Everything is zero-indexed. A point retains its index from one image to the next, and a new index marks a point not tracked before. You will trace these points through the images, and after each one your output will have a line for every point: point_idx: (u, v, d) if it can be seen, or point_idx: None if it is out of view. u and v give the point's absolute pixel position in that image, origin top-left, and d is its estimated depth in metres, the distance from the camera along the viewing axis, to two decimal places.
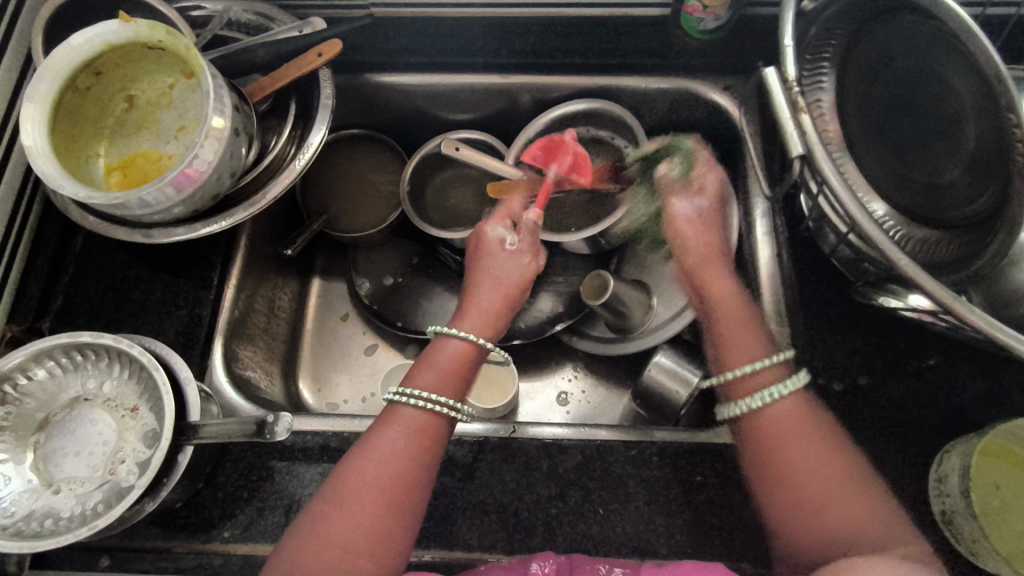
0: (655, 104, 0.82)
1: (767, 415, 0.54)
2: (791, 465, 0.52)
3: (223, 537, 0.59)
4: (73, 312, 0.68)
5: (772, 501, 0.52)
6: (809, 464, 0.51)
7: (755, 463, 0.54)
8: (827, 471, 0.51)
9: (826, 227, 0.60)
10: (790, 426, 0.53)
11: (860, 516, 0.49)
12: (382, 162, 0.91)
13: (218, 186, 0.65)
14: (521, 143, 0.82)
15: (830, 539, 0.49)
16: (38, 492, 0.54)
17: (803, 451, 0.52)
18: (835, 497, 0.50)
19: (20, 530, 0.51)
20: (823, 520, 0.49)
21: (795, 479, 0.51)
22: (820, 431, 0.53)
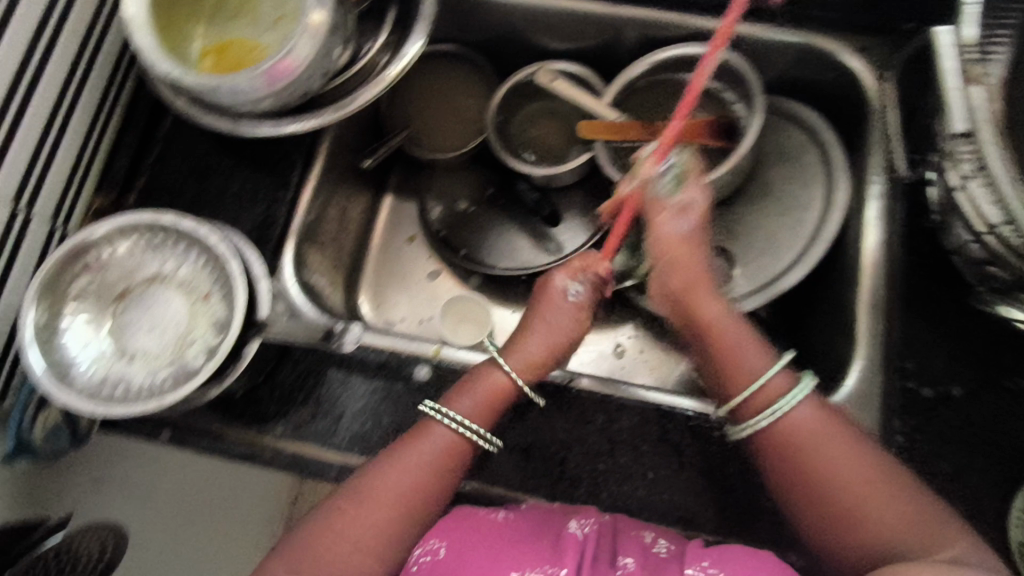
0: (777, 58, 0.74)
1: (786, 420, 0.51)
2: (819, 472, 0.50)
3: (276, 433, 0.60)
4: (154, 192, 0.68)
5: (803, 504, 0.50)
6: (842, 469, 0.49)
7: (776, 475, 0.52)
8: (867, 474, 0.49)
9: (956, 222, 0.54)
10: (814, 430, 0.51)
11: (905, 517, 0.47)
12: (472, 84, 0.88)
13: (308, 84, 0.62)
14: (621, 84, 0.77)
15: (872, 541, 0.48)
16: (112, 360, 0.56)
17: (836, 458, 0.50)
18: (878, 503, 0.48)
19: (95, 393, 0.54)
20: (867, 523, 0.48)
21: (830, 486, 0.49)
22: (842, 429, 0.51)
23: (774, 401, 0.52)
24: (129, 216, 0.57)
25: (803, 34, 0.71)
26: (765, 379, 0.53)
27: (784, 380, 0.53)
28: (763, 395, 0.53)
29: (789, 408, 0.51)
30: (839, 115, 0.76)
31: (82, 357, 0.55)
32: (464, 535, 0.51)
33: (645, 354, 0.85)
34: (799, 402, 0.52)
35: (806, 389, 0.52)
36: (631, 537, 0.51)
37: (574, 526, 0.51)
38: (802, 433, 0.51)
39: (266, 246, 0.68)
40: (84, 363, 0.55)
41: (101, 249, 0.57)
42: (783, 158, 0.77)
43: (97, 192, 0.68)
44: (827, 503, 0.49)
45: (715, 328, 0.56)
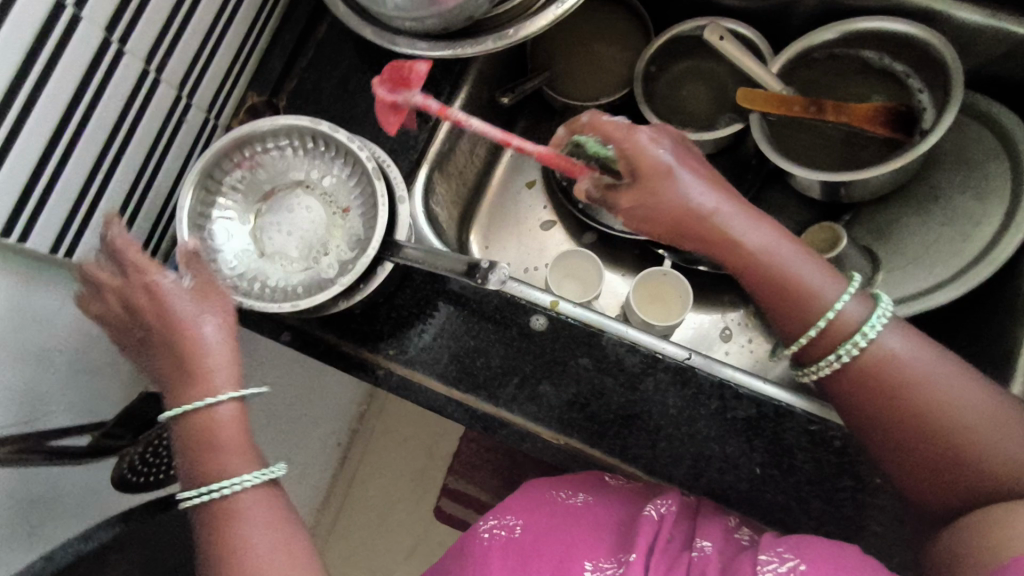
0: (985, 46, 0.66)
1: (876, 353, 0.47)
2: (927, 409, 0.45)
3: (387, 354, 0.61)
4: (303, 98, 0.69)
5: (894, 441, 0.47)
6: (953, 403, 0.45)
7: (869, 414, 0.48)
8: (981, 407, 0.45)
9: None
10: (922, 364, 0.46)
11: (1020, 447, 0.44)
12: (625, 33, 0.84)
13: (475, 9, 0.60)
14: (794, 51, 0.71)
15: (983, 477, 0.44)
16: (254, 255, 0.60)
17: (943, 386, 0.45)
18: (993, 438, 0.44)
19: (237, 284, 0.58)
20: (977, 458, 0.44)
21: (926, 418, 0.45)
22: (943, 355, 0.47)
23: (843, 343, 0.47)
24: (283, 119, 0.58)
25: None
26: (838, 314, 0.47)
27: (864, 310, 0.47)
28: (834, 333, 0.48)
29: (874, 334, 0.47)
30: None
31: (226, 248, 0.59)
32: (541, 517, 0.54)
33: (752, 344, 0.80)
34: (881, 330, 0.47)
35: (885, 313, 0.47)
36: (713, 522, 0.51)
37: (650, 507, 0.52)
38: (910, 367, 0.46)
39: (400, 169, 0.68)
40: (231, 256, 0.59)
41: (253, 149, 0.60)
42: (962, 161, 0.69)
43: (250, 90, 0.69)
44: (936, 444, 0.45)
45: (763, 263, 0.49)
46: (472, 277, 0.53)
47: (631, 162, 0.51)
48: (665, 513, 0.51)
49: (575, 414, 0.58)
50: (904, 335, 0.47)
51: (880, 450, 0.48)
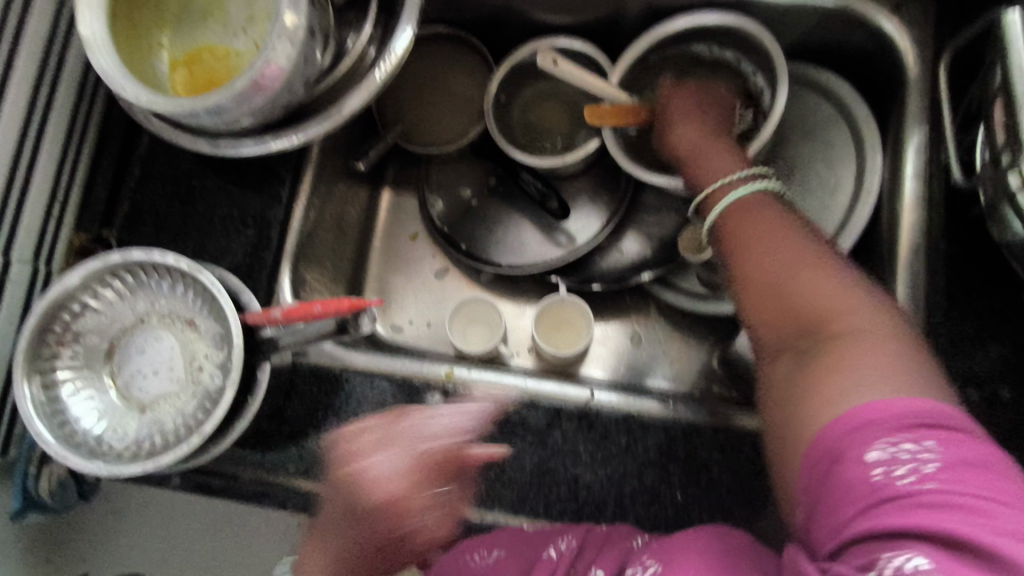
0: (798, 22, 0.68)
1: (740, 211, 0.49)
2: (768, 267, 0.45)
3: (288, 471, 0.58)
4: (137, 220, 0.64)
5: (748, 291, 0.46)
6: (783, 262, 0.45)
7: (729, 275, 0.48)
8: (795, 257, 0.45)
9: (1008, 212, 0.49)
10: (763, 224, 0.47)
11: (839, 298, 0.42)
12: (469, 67, 0.81)
13: (289, 97, 0.57)
14: (630, 60, 0.70)
15: (790, 320, 0.43)
16: (130, 416, 0.52)
17: (777, 246, 0.46)
18: (791, 283, 0.44)
19: (137, 453, 0.50)
20: (803, 309, 0.43)
21: (761, 270, 0.45)
22: (805, 234, 0.46)
23: (732, 216, 0.50)
24: (95, 263, 0.50)
25: None
26: (737, 197, 0.50)
27: (763, 203, 0.49)
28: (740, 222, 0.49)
29: (743, 198, 0.50)
30: (869, 84, 0.69)
31: (97, 429, 0.51)
32: None
33: (664, 345, 0.80)
34: (753, 197, 0.50)
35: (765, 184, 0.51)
36: (615, 547, 0.49)
37: (550, 547, 0.51)
38: (748, 218, 0.48)
39: (259, 272, 0.64)
40: (112, 430, 0.51)
41: (66, 317, 0.51)
42: (807, 134, 0.71)
43: (78, 226, 0.64)
44: (756, 297, 0.45)
45: (709, 171, 0.60)
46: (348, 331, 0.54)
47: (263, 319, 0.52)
48: (567, 548, 0.50)
49: (493, 483, 0.57)
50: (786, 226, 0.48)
51: (743, 316, 0.47)
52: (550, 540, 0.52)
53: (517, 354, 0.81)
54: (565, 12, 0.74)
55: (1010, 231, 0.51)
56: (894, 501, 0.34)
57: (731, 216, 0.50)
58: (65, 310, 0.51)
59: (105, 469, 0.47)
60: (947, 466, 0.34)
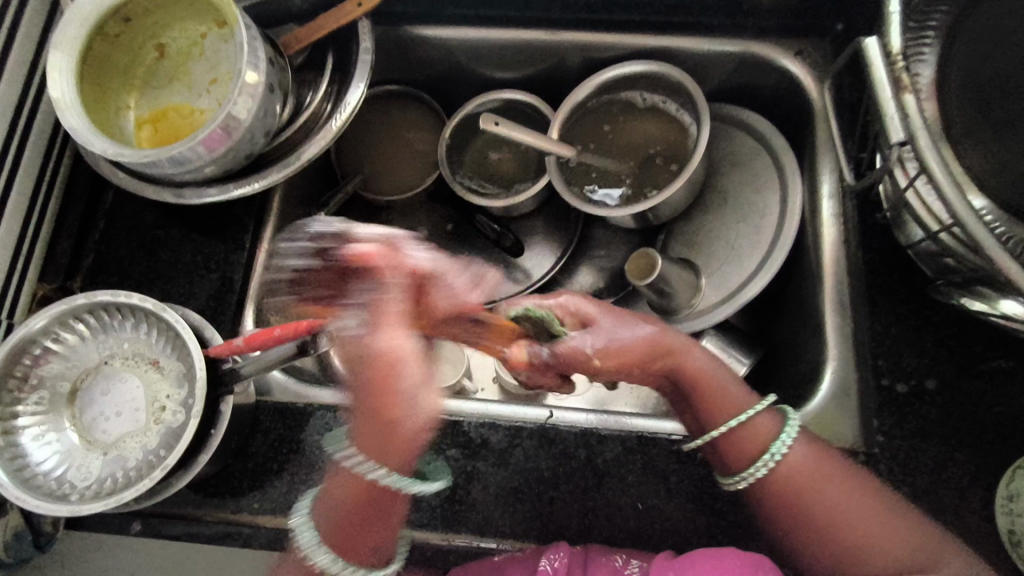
0: (718, 67, 0.76)
1: (784, 465, 0.52)
2: (831, 521, 0.51)
3: (253, 508, 0.59)
4: (103, 270, 0.66)
5: (800, 537, 0.52)
6: (851, 516, 0.50)
7: (785, 522, 0.52)
8: (857, 507, 0.51)
9: (908, 217, 0.55)
10: (814, 471, 0.52)
11: (906, 547, 0.49)
12: (423, 120, 0.87)
13: (251, 145, 0.61)
14: (570, 107, 0.77)
15: (894, 571, 0.49)
16: (93, 455, 0.52)
17: (835, 495, 0.51)
18: (875, 534, 0.50)
19: (98, 491, 0.50)
20: (865, 549, 0.50)
21: (829, 522, 0.51)
22: (853, 471, 0.53)
23: (765, 450, 0.53)
24: (58, 307, 0.52)
25: (743, 43, 0.72)
26: (749, 416, 0.54)
27: (803, 450, 0.53)
28: (749, 441, 0.54)
29: (784, 451, 0.53)
30: (786, 118, 0.77)
31: (59, 468, 0.51)
32: None
33: None
34: (793, 440, 0.53)
35: (795, 426, 0.54)
36: (602, 563, 0.53)
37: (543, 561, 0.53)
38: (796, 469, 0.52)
39: (224, 315, 0.66)
40: (75, 468, 0.52)
41: (29, 361, 0.52)
42: (734, 165, 0.78)
43: (42, 279, 0.65)
44: (822, 534, 0.51)
45: (702, 373, 0.56)
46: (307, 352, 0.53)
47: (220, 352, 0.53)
48: (559, 565, 0.52)
49: (457, 506, 0.58)
50: (807, 448, 0.53)
51: (789, 542, 0.52)
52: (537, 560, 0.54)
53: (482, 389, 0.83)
54: (509, 67, 0.81)
55: (913, 234, 0.56)
56: None
57: (772, 474, 0.52)
58: (28, 353, 0.52)
59: (67, 506, 0.48)
60: None
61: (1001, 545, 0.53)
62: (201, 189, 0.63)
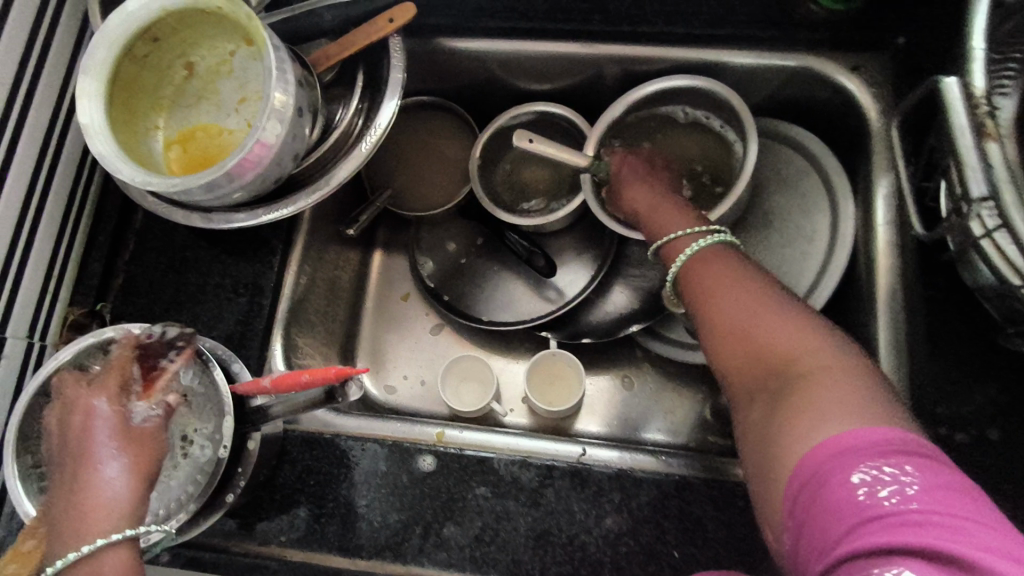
0: (767, 81, 0.71)
1: (698, 262, 0.54)
2: (757, 335, 0.45)
3: (279, 541, 0.58)
4: (133, 292, 0.65)
5: (732, 364, 0.46)
6: (738, 310, 0.47)
7: (709, 336, 0.49)
8: (761, 313, 0.46)
9: (977, 257, 0.51)
10: (717, 278, 0.51)
11: (795, 333, 0.43)
12: (454, 132, 0.84)
13: (279, 170, 0.59)
14: (608, 123, 0.74)
15: (767, 365, 0.43)
16: None
17: (739, 296, 0.48)
18: (776, 330, 0.44)
19: None
20: (771, 358, 0.43)
21: (749, 334, 0.45)
22: (761, 277, 0.50)
23: None
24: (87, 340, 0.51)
25: (795, 57, 0.68)
26: None
27: (711, 257, 0.53)
28: None
29: (696, 254, 0.55)
30: (839, 136, 0.72)
31: None
32: None
33: (657, 395, 0.80)
34: None
35: (705, 241, 0.55)
36: None
37: None
38: None
39: (252, 339, 0.65)
40: None
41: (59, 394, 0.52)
42: (780, 186, 0.74)
43: (73, 301, 0.65)
44: (712, 319, 0.49)
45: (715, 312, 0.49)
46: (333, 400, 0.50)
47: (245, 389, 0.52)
48: None
49: (485, 547, 0.56)
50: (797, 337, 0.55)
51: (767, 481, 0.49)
52: None
53: (511, 411, 0.81)
54: (545, 79, 0.78)
55: (983, 275, 0.52)
56: (882, 521, 0.32)
57: None
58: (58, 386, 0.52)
59: None
60: (927, 489, 0.32)
61: None
62: (230, 213, 0.62)
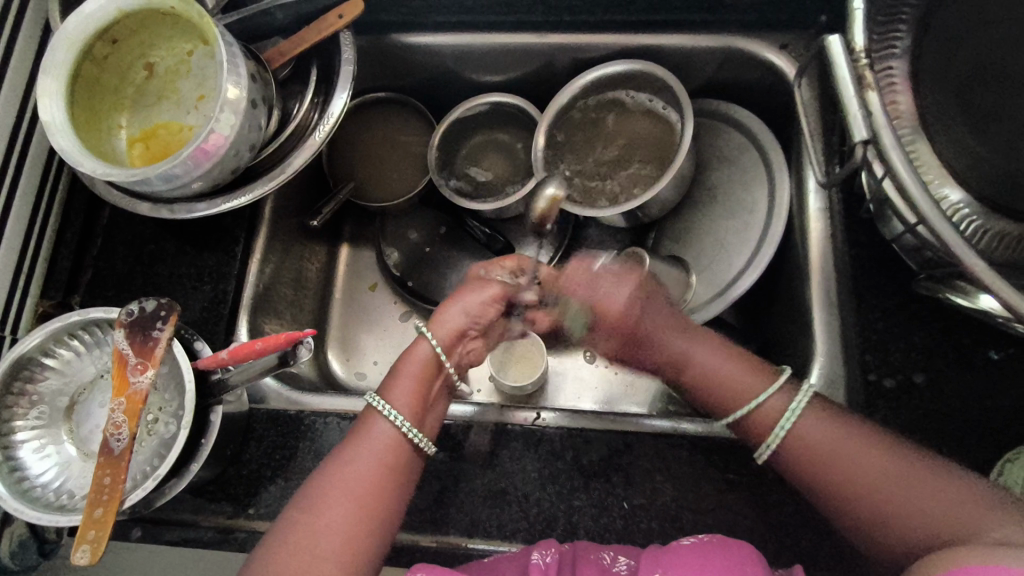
0: (703, 64, 0.75)
1: (795, 434, 0.52)
2: (893, 514, 0.47)
3: (248, 513, 0.60)
4: (102, 285, 0.68)
5: (865, 542, 0.48)
6: (878, 483, 0.48)
7: (830, 520, 0.50)
8: (898, 488, 0.47)
9: (889, 212, 0.54)
10: (827, 439, 0.51)
11: (943, 509, 0.45)
12: (413, 126, 0.88)
13: (237, 159, 0.63)
14: (555, 109, 0.77)
15: (918, 537, 0.45)
16: (87, 466, 0.54)
17: (864, 472, 0.49)
18: (916, 507, 0.46)
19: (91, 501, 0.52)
20: (905, 519, 0.46)
21: (889, 513, 0.47)
22: (879, 440, 0.50)
23: (774, 426, 0.53)
24: (53, 324, 0.54)
25: (726, 39, 0.72)
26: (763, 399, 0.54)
27: (813, 419, 0.52)
28: (762, 419, 0.54)
29: (795, 422, 0.52)
30: (775, 113, 0.76)
31: (57, 480, 0.53)
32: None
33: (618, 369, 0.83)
34: (802, 414, 0.52)
35: (804, 398, 0.53)
36: (591, 561, 0.52)
37: (535, 555, 0.52)
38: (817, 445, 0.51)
39: (217, 325, 0.67)
40: (72, 479, 0.53)
41: (27, 377, 0.54)
42: (723, 162, 0.78)
43: (43, 295, 0.67)
44: (841, 497, 0.49)
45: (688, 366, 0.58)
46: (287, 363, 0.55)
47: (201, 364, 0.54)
48: (550, 560, 0.51)
49: (444, 508, 0.59)
50: (819, 414, 0.52)
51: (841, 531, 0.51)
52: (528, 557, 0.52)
53: (478, 391, 0.83)
54: (496, 71, 0.81)
55: (897, 229, 0.55)
56: None
57: (787, 444, 0.52)
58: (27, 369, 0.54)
59: (60, 517, 0.49)
60: None
61: None
62: (192, 203, 0.65)
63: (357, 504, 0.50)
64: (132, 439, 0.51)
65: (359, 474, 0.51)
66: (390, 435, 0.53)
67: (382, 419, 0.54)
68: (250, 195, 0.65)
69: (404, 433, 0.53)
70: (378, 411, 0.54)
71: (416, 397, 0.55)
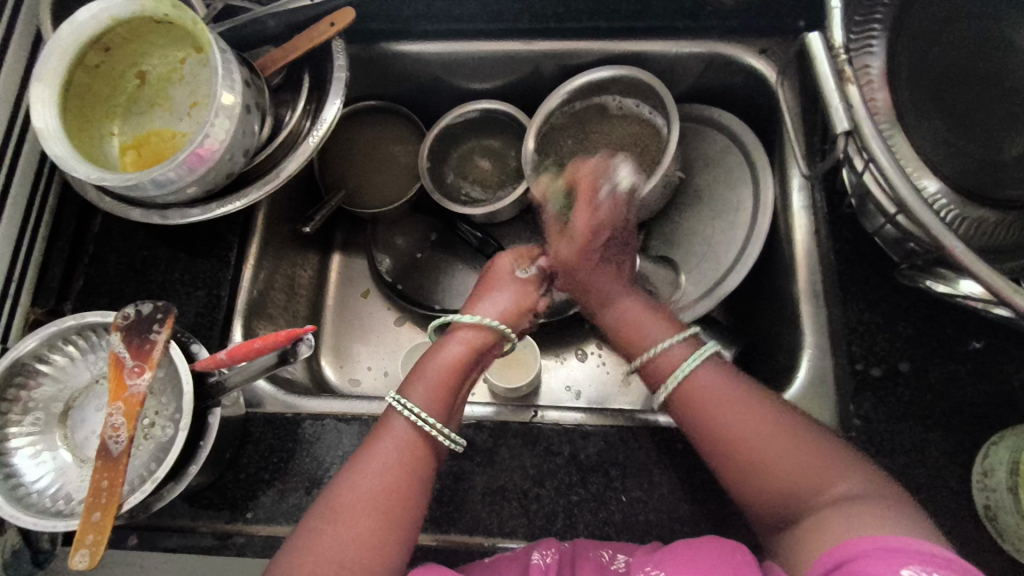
0: (687, 68, 0.77)
1: (691, 382, 0.54)
2: (761, 464, 0.49)
3: (246, 518, 0.60)
4: (94, 293, 0.68)
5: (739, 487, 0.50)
6: (751, 434, 0.50)
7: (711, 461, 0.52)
8: (769, 440, 0.50)
9: (870, 205, 0.56)
10: (715, 390, 0.53)
11: (807, 465, 0.48)
12: (402, 133, 0.89)
13: (232, 165, 0.63)
14: (542, 116, 0.78)
15: (785, 488, 0.48)
16: (82, 471, 0.54)
17: (741, 418, 0.51)
18: (785, 459, 0.49)
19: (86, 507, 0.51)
20: (773, 474, 0.49)
21: (760, 464, 0.49)
22: (756, 396, 0.53)
23: (675, 369, 0.56)
24: (49, 329, 0.54)
25: (708, 44, 0.74)
26: (666, 348, 0.57)
27: (710, 372, 0.54)
28: (665, 367, 0.57)
29: (691, 371, 0.55)
30: (757, 114, 0.78)
31: (51, 486, 0.53)
32: None
33: (611, 369, 0.84)
34: (700, 366, 0.55)
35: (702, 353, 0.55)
36: (589, 559, 0.52)
37: (535, 556, 0.52)
38: (704, 390, 0.53)
39: (213, 330, 0.67)
40: (67, 485, 0.53)
41: (22, 382, 0.54)
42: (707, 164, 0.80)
43: (34, 304, 0.67)
44: (716, 440, 0.52)
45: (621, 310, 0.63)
46: (286, 362, 0.54)
47: (201, 367, 0.54)
48: (550, 561, 0.51)
49: (445, 507, 0.59)
50: (717, 370, 0.55)
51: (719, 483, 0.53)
52: (527, 556, 0.52)
53: (473, 394, 0.84)
54: (485, 78, 0.83)
55: (879, 222, 0.57)
56: None
57: (683, 392, 0.54)
58: (24, 373, 0.54)
59: (55, 524, 0.49)
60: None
61: (979, 521, 0.53)
62: (186, 209, 0.65)
63: (374, 512, 0.49)
64: (130, 442, 0.50)
65: (379, 478, 0.51)
66: (411, 433, 0.53)
67: (400, 419, 0.53)
68: (243, 200, 0.65)
69: (424, 430, 0.53)
70: (396, 411, 0.54)
71: (438, 384, 0.56)
